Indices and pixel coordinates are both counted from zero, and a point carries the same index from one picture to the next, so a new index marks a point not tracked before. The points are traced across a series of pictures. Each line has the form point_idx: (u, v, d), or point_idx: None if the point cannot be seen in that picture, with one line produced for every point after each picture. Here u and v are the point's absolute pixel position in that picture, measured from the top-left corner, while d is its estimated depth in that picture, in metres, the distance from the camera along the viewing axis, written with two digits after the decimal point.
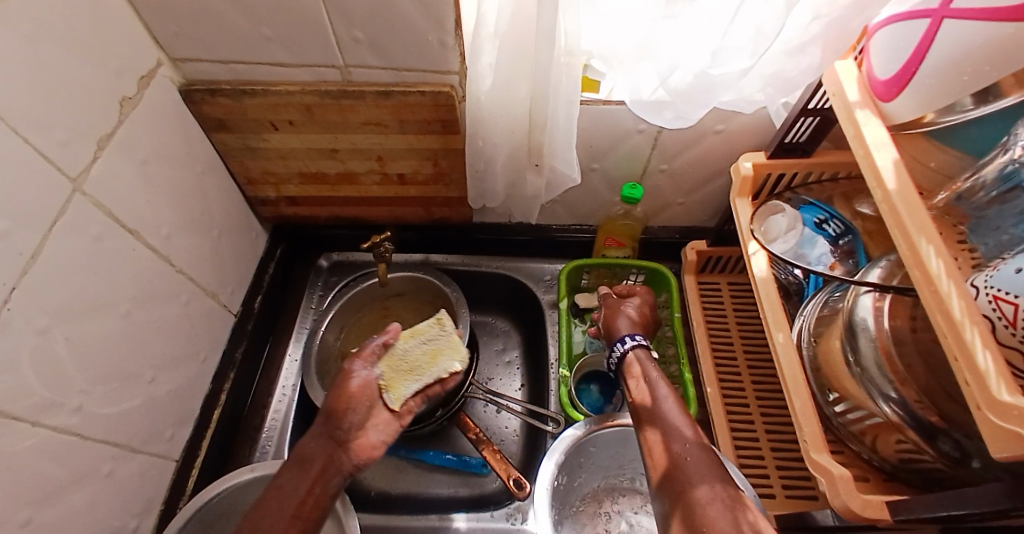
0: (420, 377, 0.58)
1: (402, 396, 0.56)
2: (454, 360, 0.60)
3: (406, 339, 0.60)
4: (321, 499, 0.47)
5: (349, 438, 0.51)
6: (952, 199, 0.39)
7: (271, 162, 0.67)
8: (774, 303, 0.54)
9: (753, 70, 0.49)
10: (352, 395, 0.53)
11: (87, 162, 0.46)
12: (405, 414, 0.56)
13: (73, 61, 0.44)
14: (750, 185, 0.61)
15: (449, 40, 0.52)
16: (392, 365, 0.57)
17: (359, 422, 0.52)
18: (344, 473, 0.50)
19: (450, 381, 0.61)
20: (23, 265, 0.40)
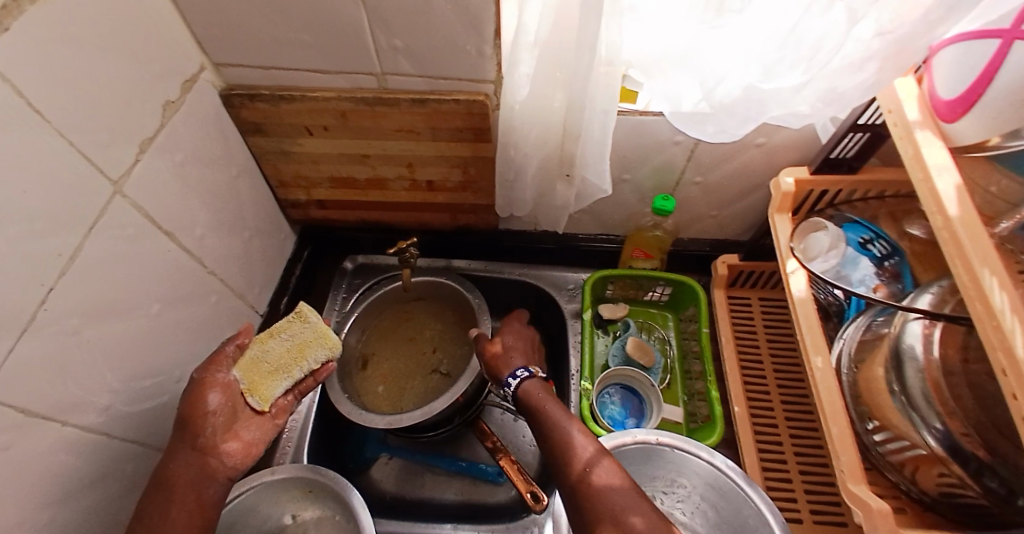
0: (287, 376, 0.55)
1: (271, 396, 0.54)
2: (325, 350, 0.58)
3: (264, 339, 0.56)
4: (204, 510, 0.46)
5: (212, 445, 0.49)
6: (1017, 228, 0.37)
7: (303, 166, 0.68)
8: (813, 326, 0.52)
9: (805, 85, 0.46)
10: (208, 410, 0.49)
11: (129, 164, 0.46)
12: (274, 413, 0.55)
13: (117, 64, 0.44)
14: (790, 201, 0.60)
15: (486, 49, 0.52)
16: (253, 369, 0.53)
17: (223, 423, 0.50)
18: (221, 480, 0.49)
19: (322, 372, 0.59)
20: (61, 267, 0.39)
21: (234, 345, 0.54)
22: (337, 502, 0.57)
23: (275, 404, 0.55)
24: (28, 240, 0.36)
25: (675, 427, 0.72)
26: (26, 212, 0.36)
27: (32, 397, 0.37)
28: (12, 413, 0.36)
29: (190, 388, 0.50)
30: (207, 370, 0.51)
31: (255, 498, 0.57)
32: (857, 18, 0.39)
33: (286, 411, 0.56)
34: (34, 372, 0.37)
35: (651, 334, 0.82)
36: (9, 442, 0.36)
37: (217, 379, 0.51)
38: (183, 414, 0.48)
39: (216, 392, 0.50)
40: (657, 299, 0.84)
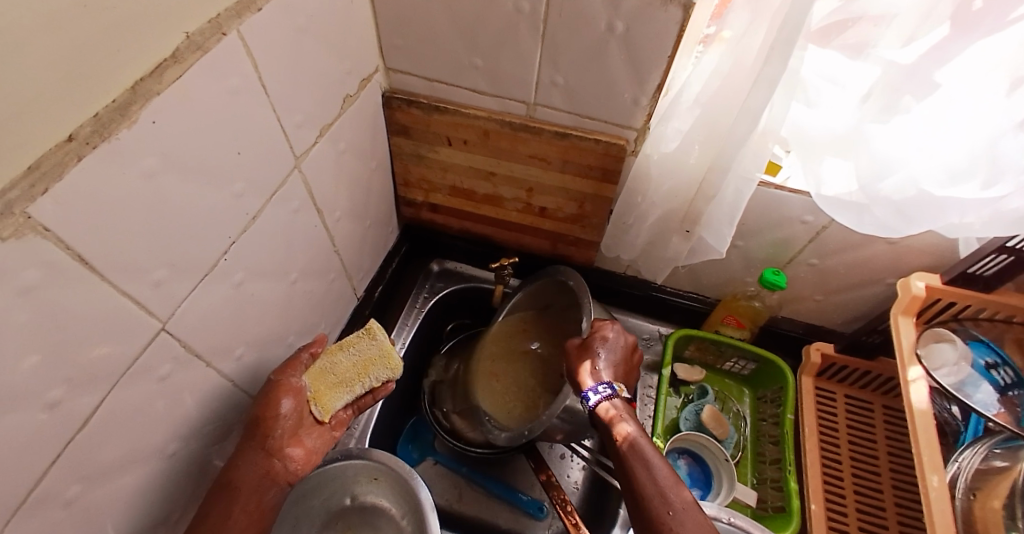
0: (350, 391, 0.55)
1: (331, 408, 0.53)
2: (388, 371, 0.56)
3: (334, 351, 0.56)
4: (262, 510, 0.47)
5: (280, 446, 0.50)
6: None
7: (431, 172, 0.72)
8: (931, 441, 0.50)
9: (988, 202, 0.45)
10: (276, 414, 0.50)
11: (308, 145, 0.51)
12: (332, 425, 0.55)
13: (323, 57, 0.49)
14: (919, 305, 0.57)
15: (642, 100, 0.54)
16: (319, 378, 0.54)
17: (291, 426, 0.51)
18: (282, 484, 0.50)
19: (381, 390, 0.57)
20: (242, 225, 0.44)
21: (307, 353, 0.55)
22: (403, 491, 0.59)
23: (336, 416, 0.55)
24: (229, 198, 0.41)
25: (741, 508, 0.69)
26: (233, 171, 0.41)
27: (193, 335, 0.42)
28: (178, 346, 0.40)
29: (265, 389, 0.51)
30: (279, 375, 0.52)
31: (333, 474, 0.60)
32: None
33: (343, 424, 0.56)
34: (200, 311, 0.42)
35: (726, 406, 0.80)
36: (169, 372, 0.40)
37: (286, 382, 0.51)
38: (256, 414, 0.49)
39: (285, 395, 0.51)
40: (736, 371, 0.82)
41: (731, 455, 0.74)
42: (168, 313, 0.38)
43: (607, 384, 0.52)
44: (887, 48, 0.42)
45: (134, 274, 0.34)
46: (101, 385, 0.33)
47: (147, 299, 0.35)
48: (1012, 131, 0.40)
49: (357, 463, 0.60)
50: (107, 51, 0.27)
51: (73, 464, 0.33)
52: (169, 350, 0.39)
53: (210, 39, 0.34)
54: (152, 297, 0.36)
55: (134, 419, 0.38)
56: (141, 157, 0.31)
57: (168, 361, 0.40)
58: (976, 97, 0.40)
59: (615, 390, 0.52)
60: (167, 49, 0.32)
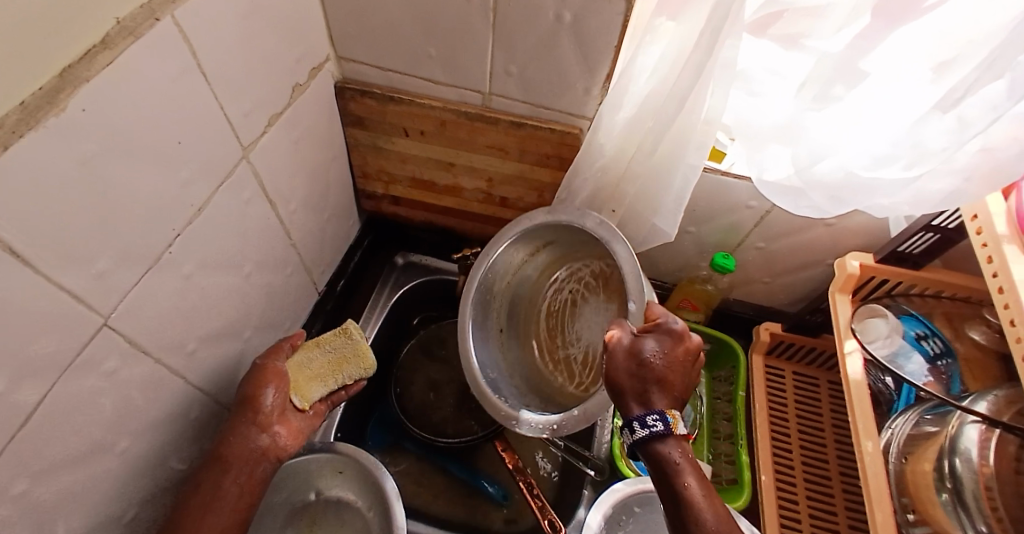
0: (326, 384, 0.55)
1: (310, 397, 0.53)
2: (360, 369, 0.56)
3: (309, 347, 0.56)
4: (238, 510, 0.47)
5: (269, 423, 0.50)
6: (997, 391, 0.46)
7: (390, 163, 0.72)
8: (865, 409, 0.54)
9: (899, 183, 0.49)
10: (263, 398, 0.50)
11: (257, 135, 0.50)
12: (313, 414, 0.54)
13: (272, 43, 0.48)
14: (854, 282, 0.61)
15: (594, 89, 0.55)
16: (297, 371, 0.53)
17: (278, 406, 0.50)
18: (272, 459, 0.50)
19: (354, 386, 0.58)
20: (189, 216, 0.43)
21: (289, 343, 0.55)
22: (366, 482, 0.59)
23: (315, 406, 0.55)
24: (174, 187, 0.40)
25: None
26: (177, 159, 0.40)
27: (140, 329, 0.41)
28: (123, 341, 0.39)
29: (252, 373, 0.51)
30: (267, 357, 0.53)
31: (297, 471, 0.60)
32: (964, 137, 0.41)
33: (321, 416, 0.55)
34: (145, 304, 0.41)
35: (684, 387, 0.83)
36: (117, 368, 0.39)
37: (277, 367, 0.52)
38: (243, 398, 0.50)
39: (278, 374, 0.52)
40: None
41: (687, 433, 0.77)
42: (111, 307, 0.37)
43: (658, 413, 0.41)
44: (823, 38, 0.44)
45: (74, 266, 0.33)
46: (44, 379, 0.32)
47: (86, 292, 0.34)
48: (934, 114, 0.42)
49: (318, 458, 0.60)
50: (39, 40, 0.26)
51: (17, 462, 0.32)
52: (114, 345, 0.38)
53: (141, 24, 0.33)
54: (92, 289, 0.35)
55: (81, 415, 0.37)
56: (75, 143, 0.30)
57: (115, 356, 0.39)
58: (904, 80, 0.43)
59: (670, 422, 0.40)
60: (96, 34, 0.31)
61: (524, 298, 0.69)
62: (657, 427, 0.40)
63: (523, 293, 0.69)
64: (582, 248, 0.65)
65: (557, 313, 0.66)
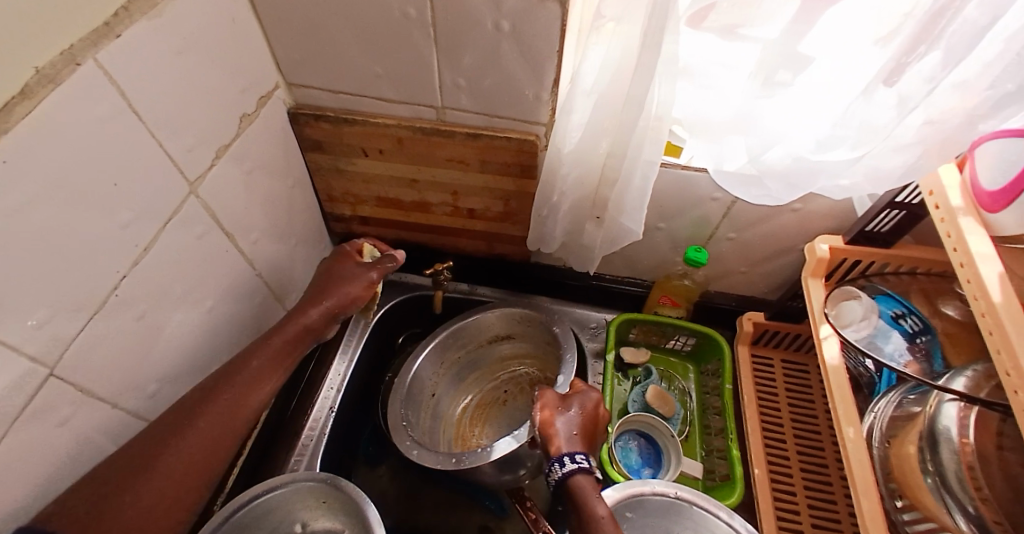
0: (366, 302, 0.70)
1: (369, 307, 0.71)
2: None
3: None
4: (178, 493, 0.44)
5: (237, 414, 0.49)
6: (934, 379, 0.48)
7: (354, 185, 0.71)
8: (845, 395, 0.53)
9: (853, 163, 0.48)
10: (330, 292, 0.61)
11: (204, 169, 0.50)
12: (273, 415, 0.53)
13: (211, 76, 0.48)
14: (825, 266, 0.61)
15: (543, 95, 0.55)
16: None
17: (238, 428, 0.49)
18: None
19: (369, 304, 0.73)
20: (135, 257, 0.43)
21: (389, 259, 0.66)
22: (351, 512, 0.58)
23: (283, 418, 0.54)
24: (115, 229, 0.40)
25: (692, 482, 0.72)
26: (115, 201, 0.40)
27: (91, 375, 0.40)
28: (73, 389, 0.39)
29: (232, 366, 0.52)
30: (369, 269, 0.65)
31: (276, 505, 0.59)
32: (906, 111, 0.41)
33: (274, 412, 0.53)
34: (94, 351, 0.40)
35: (672, 384, 0.82)
36: (68, 416, 0.39)
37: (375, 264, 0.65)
38: (323, 282, 0.62)
39: (361, 289, 0.63)
40: (679, 348, 0.85)
41: (679, 432, 0.77)
42: (56, 357, 0.36)
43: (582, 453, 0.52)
44: (758, 26, 0.44)
45: (9, 320, 0.32)
46: None
47: (26, 344, 0.34)
48: (877, 88, 0.41)
49: (300, 490, 0.59)
50: None
51: None
52: (63, 395, 0.38)
53: (62, 71, 0.33)
54: (32, 340, 0.34)
55: (30, 471, 0.36)
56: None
57: (65, 405, 0.38)
58: (848, 57, 0.42)
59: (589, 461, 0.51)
60: (15, 84, 0.30)
61: (477, 370, 0.85)
62: (582, 464, 0.50)
63: (477, 363, 0.85)
64: (532, 328, 0.81)
65: (487, 405, 0.84)
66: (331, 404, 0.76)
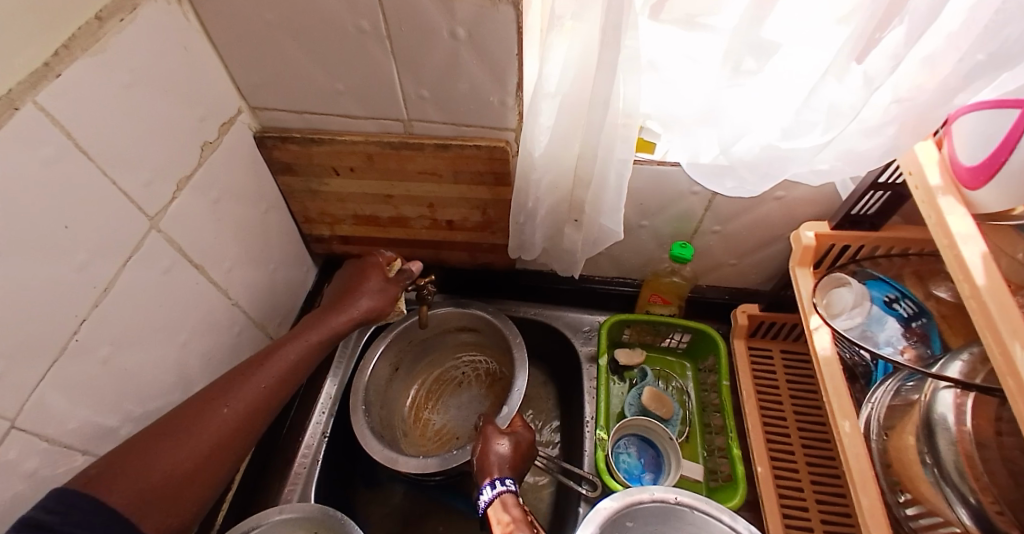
0: None
1: None
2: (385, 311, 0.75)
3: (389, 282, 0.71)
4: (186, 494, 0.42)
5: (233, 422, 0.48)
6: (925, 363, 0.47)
7: (329, 204, 0.70)
8: (839, 388, 0.51)
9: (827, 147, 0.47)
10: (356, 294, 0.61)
11: (166, 201, 0.49)
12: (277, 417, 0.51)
13: (165, 107, 0.47)
14: (812, 254, 0.59)
15: (509, 100, 0.54)
16: None
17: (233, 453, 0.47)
18: None
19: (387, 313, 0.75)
20: (95, 298, 0.42)
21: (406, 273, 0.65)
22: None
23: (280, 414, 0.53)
24: (71, 272, 0.39)
25: (693, 485, 0.71)
26: (70, 243, 0.39)
27: (56, 425, 0.39)
28: (36, 440, 0.38)
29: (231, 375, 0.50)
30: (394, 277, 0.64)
31: None
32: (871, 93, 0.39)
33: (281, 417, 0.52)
34: (57, 399, 0.39)
35: (668, 384, 0.81)
36: (35, 470, 0.38)
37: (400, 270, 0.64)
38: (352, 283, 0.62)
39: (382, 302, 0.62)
40: (674, 346, 0.83)
41: (679, 433, 0.75)
42: (17, 409, 0.35)
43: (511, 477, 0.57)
44: (717, 12, 0.42)
45: None
46: None
47: None
48: (848, 68, 0.39)
49: (288, 522, 0.58)
50: None
51: None
52: (26, 447, 0.37)
53: (0, 116, 0.32)
54: None
55: None
56: None
57: (33, 456, 0.38)
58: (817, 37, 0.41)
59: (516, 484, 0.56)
60: None
61: (431, 354, 0.85)
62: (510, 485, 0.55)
63: (432, 347, 0.84)
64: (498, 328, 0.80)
65: (443, 385, 0.85)
66: (323, 428, 0.75)
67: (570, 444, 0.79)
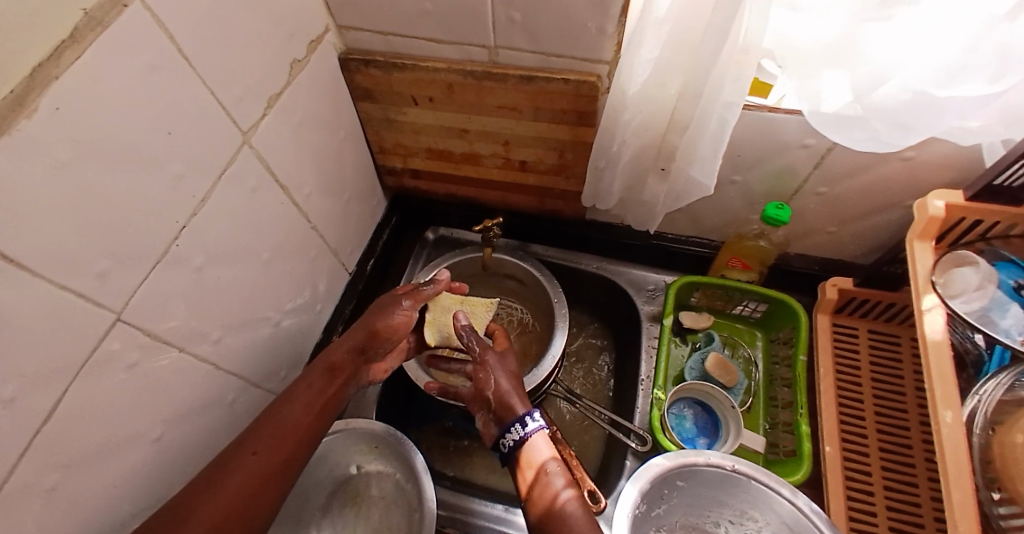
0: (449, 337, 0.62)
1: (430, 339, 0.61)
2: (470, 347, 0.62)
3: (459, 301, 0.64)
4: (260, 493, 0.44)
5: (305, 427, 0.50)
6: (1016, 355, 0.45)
7: (404, 136, 0.69)
8: (944, 374, 0.47)
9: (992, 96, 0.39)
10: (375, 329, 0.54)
11: (256, 119, 0.49)
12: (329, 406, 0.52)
13: (258, 20, 0.46)
14: (937, 227, 0.52)
15: (608, 27, 0.48)
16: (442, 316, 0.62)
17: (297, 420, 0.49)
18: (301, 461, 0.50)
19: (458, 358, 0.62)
20: (193, 208, 0.44)
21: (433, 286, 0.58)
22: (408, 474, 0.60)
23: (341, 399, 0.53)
24: (170, 181, 0.40)
25: (750, 455, 0.68)
26: (170, 151, 0.40)
27: (158, 323, 0.43)
28: (140, 334, 0.41)
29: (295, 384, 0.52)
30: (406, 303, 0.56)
31: (326, 450, 0.61)
32: None
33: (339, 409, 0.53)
34: (159, 298, 0.42)
35: (736, 353, 0.77)
36: (137, 361, 0.41)
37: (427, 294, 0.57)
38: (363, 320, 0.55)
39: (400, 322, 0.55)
40: (747, 314, 0.79)
41: (740, 403, 0.72)
42: (122, 304, 0.38)
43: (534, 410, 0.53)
44: None
45: (74, 267, 0.34)
46: (61, 378, 0.34)
47: (90, 290, 0.35)
48: None
49: (350, 434, 0.61)
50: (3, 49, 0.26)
51: (47, 454, 0.35)
52: (131, 339, 0.40)
53: (110, 13, 0.32)
54: (96, 287, 0.36)
55: (106, 407, 0.39)
56: (53, 147, 0.30)
57: (134, 349, 0.41)
58: None
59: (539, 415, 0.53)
60: (62, 29, 0.29)
61: (474, 286, 0.85)
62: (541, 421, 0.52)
63: (475, 280, 0.84)
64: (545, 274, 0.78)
65: None
66: None
67: (621, 399, 0.78)
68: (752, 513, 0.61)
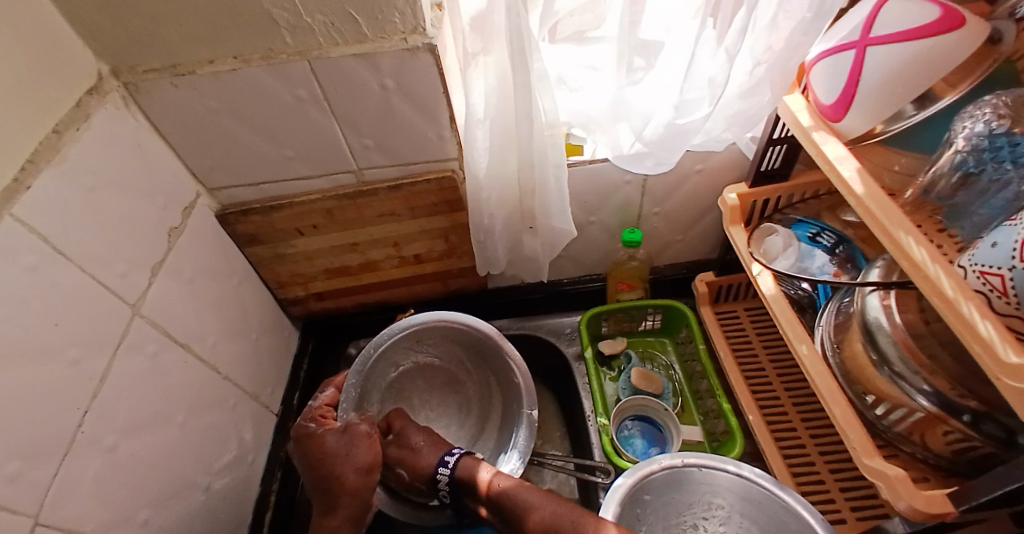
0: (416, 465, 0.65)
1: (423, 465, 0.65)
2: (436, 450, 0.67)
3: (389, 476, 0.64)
4: None
5: (356, 487, 0.54)
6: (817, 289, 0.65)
7: (299, 265, 0.73)
8: (791, 320, 0.58)
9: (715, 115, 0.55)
10: (328, 449, 0.55)
11: (143, 289, 0.51)
12: (372, 452, 0.56)
13: (128, 201, 0.50)
14: (740, 212, 0.67)
15: (445, 133, 0.59)
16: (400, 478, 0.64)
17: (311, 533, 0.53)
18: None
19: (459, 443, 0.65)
20: (93, 389, 0.43)
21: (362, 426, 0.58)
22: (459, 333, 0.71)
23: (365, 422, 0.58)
24: (64, 367, 0.40)
25: (698, 446, 0.76)
26: (59, 341, 0.40)
27: (76, 521, 0.40)
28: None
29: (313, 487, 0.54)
30: (315, 426, 0.59)
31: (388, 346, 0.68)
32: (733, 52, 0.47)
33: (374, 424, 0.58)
34: (77, 491, 0.41)
35: (654, 362, 0.86)
36: None
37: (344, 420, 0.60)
38: (313, 476, 0.54)
39: (362, 458, 0.55)
40: (651, 327, 0.88)
41: (673, 405, 0.80)
42: (37, 506, 0.37)
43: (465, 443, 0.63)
44: (601, 26, 0.50)
45: None
46: None
47: (5, 498, 0.34)
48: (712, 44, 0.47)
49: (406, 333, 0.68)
50: None
51: None
52: None
53: None
54: (12, 494, 0.35)
55: None
56: None
57: None
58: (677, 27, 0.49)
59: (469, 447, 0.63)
60: None
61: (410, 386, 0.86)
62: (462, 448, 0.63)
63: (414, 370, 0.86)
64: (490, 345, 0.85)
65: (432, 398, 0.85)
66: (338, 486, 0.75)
67: (577, 440, 0.81)
68: (717, 501, 0.63)
